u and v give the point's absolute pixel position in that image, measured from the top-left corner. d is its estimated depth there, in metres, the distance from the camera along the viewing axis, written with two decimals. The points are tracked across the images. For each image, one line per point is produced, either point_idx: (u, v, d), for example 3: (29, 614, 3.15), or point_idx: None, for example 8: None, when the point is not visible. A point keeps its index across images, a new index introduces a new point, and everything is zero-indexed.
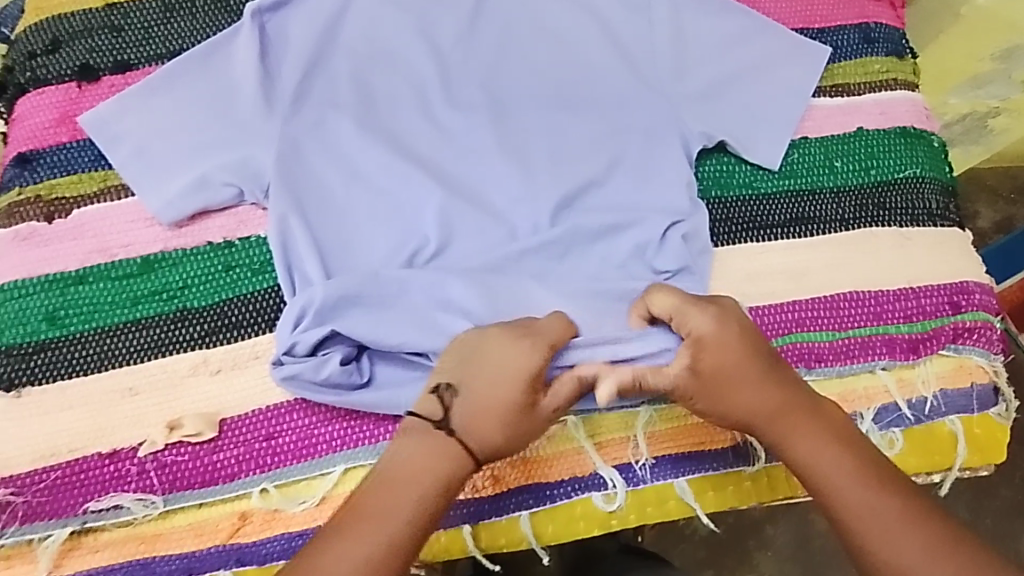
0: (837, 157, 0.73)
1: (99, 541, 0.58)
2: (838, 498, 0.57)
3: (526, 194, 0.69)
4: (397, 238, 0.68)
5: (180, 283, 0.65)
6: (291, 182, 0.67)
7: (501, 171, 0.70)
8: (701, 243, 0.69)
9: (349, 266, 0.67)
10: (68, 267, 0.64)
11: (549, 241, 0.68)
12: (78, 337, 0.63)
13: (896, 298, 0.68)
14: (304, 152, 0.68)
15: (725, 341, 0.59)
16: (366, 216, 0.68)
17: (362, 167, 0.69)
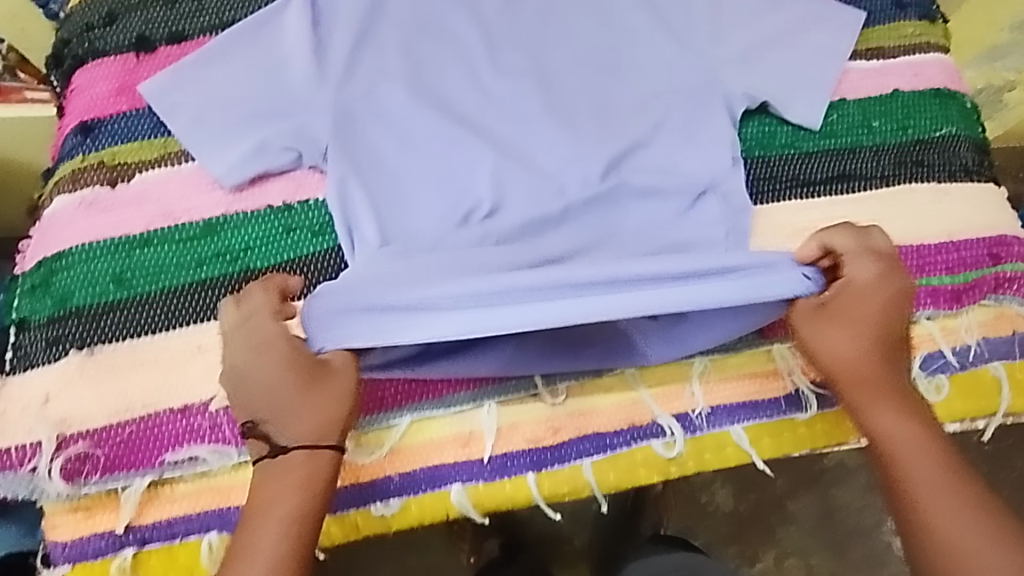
0: (875, 117, 0.75)
1: (175, 492, 0.59)
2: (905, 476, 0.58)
3: (574, 156, 0.71)
4: (447, 205, 0.69)
5: (244, 244, 0.66)
6: (350, 148, 0.68)
7: (549, 135, 0.72)
8: (740, 200, 0.70)
9: (405, 225, 0.68)
10: (134, 230, 0.66)
11: (592, 201, 0.70)
12: (146, 298, 0.64)
13: (937, 251, 0.70)
14: (361, 117, 0.70)
15: (869, 297, 0.60)
16: (418, 181, 0.69)
17: (414, 132, 0.71)
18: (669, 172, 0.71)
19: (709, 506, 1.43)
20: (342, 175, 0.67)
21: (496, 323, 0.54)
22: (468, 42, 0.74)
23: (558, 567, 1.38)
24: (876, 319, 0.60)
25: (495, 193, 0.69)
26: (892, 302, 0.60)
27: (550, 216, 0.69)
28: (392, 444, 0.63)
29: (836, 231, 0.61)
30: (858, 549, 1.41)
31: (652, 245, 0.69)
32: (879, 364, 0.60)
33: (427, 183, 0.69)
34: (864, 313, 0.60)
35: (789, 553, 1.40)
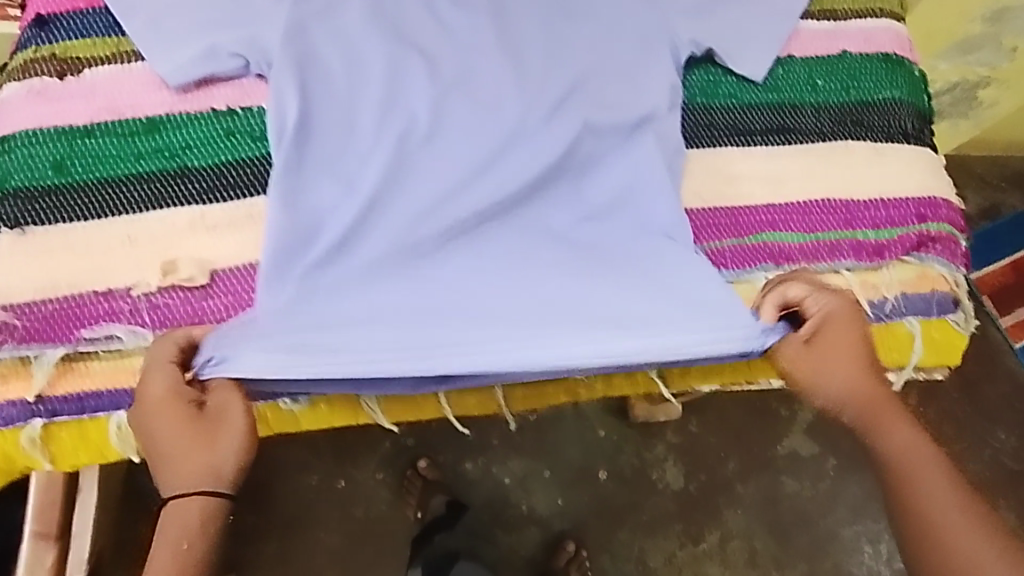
0: (820, 75, 0.75)
1: (89, 369, 0.61)
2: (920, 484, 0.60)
3: (513, 91, 0.71)
4: (383, 143, 0.68)
5: (182, 143, 0.68)
6: (299, 61, 0.68)
7: (491, 68, 0.71)
8: (677, 143, 0.72)
9: (346, 150, 0.68)
10: (77, 121, 0.67)
11: (531, 137, 0.70)
12: (82, 185, 0.65)
13: (866, 207, 0.71)
14: (316, 34, 0.69)
15: (849, 324, 0.64)
16: (357, 109, 0.69)
17: (363, 52, 0.70)
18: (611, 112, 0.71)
19: (659, 483, 1.41)
20: (286, 94, 0.67)
21: (437, 332, 0.63)
22: None
23: (503, 528, 1.37)
24: (861, 342, 0.64)
25: (432, 123, 0.69)
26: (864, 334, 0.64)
27: (486, 149, 0.69)
28: None
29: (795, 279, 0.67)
30: (801, 538, 1.41)
31: (584, 183, 0.71)
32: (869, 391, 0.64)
33: (365, 113, 0.69)
34: (849, 340, 0.64)
35: (734, 535, 1.40)
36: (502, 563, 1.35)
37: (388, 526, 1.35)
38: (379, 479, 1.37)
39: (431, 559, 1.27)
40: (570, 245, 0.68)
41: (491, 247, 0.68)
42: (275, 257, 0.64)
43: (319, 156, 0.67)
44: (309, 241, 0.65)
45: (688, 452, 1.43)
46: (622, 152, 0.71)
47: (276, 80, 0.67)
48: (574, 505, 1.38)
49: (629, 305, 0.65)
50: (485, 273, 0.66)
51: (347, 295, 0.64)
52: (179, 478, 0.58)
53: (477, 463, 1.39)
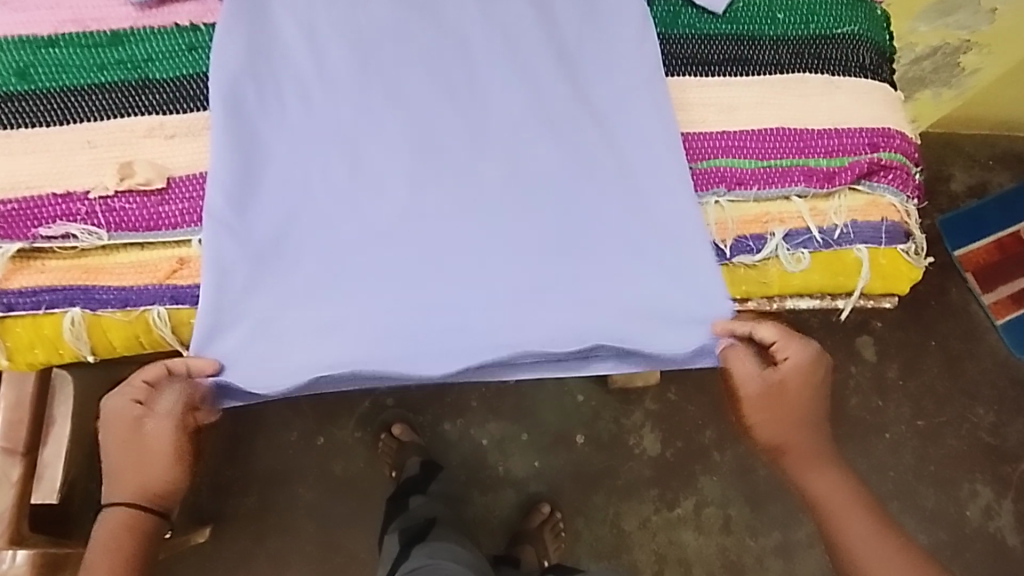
0: (779, 9, 0.76)
1: (45, 266, 0.63)
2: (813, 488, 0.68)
3: (463, 65, 0.70)
4: (342, 140, 0.67)
5: (145, 56, 0.69)
6: (250, 41, 0.68)
7: (444, 41, 0.71)
8: (649, 70, 0.71)
9: (306, 73, 0.69)
10: (42, 32, 0.68)
11: (489, 119, 0.69)
12: (44, 92, 0.67)
13: (819, 136, 0.71)
14: (267, 23, 0.70)
15: (809, 376, 0.67)
16: (312, 97, 0.68)
17: (317, 30, 0.70)
18: (569, 48, 0.72)
19: (636, 449, 1.39)
20: (241, 89, 0.67)
21: (393, 271, 0.65)
22: None
23: (480, 490, 1.36)
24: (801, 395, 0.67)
25: (387, 107, 0.68)
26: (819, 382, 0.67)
27: (445, 135, 0.68)
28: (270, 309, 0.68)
29: (767, 322, 0.66)
30: (777, 506, 1.39)
31: (549, 153, 0.69)
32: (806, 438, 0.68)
33: (322, 102, 0.68)
34: (804, 391, 0.67)
35: (709, 501, 1.38)
36: (477, 524, 1.35)
37: (363, 483, 1.33)
38: (358, 438, 1.35)
39: (406, 524, 1.22)
40: (536, 242, 0.67)
41: (464, 248, 0.66)
42: (229, 201, 0.64)
43: (278, 151, 0.67)
44: (269, 248, 0.65)
45: (668, 419, 1.41)
46: (579, 89, 0.71)
47: (223, 66, 0.67)
48: (550, 468, 1.37)
49: (602, 301, 0.66)
50: (444, 209, 0.67)
51: (308, 229, 0.66)
52: (122, 488, 0.63)
53: (456, 424, 1.38)
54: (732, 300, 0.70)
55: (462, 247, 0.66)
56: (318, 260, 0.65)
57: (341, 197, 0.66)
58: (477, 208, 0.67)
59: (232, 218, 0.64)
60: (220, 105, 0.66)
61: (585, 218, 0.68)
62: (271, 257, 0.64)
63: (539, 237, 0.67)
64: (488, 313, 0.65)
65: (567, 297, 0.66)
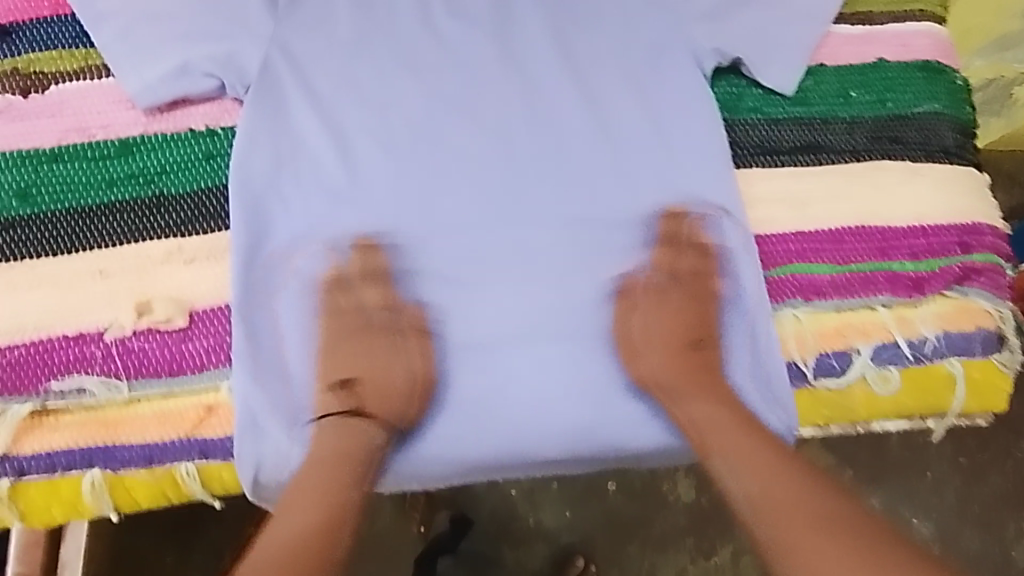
0: (852, 86, 0.69)
1: (59, 422, 0.56)
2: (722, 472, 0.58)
3: (507, 170, 0.65)
4: (376, 261, 0.62)
5: (158, 167, 0.62)
6: (276, 152, 0.63)
7: (487, 144, 0.65)
8: (718, 166, 0.65)
9: (334, 182, 0.63)
10: (44, 143, 0.62)
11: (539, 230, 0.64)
12: (49, 216, 0.60)
13: (903, 234, 0.65)
14: (292, 133, 0.64)
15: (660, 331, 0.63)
16: (342, 215, 0.62)
17: (347, 137, 0.64)
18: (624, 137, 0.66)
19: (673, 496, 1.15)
20: (266, 212, 0.62)
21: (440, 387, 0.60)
22: None
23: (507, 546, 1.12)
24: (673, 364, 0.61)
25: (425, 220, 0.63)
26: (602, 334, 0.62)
27: (490, 252, 0.63)
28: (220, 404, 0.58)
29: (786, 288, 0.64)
30: None
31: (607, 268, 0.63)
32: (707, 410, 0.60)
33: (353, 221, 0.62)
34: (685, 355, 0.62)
35: None
36: None
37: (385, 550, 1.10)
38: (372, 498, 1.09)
39: None
40: (600, 369, 0.61)
41: (517, 385, 0.61)
42: (259, 339, 0.59)
43: (310, 279, 0.61)
44: (304, 389, 0.59)
45: None
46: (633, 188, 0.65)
47: (246, 188, 0.62)
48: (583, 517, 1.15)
49: (673, 431, 0.62)
50: (493, 332, 0.62)
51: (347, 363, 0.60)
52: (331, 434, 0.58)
53: None
54: (815, 425, 0.64)
55: (517, 385, 0.61)
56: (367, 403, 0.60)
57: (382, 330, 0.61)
58: (529, 333, 0.62)
59: (260, 356, 0.59)
60: (246, 230, 0.61)
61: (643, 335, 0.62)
62: (311, 402, 0.59)
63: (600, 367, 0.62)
64: (548, 457, 0.61)
65: (637, 431, 0.62)
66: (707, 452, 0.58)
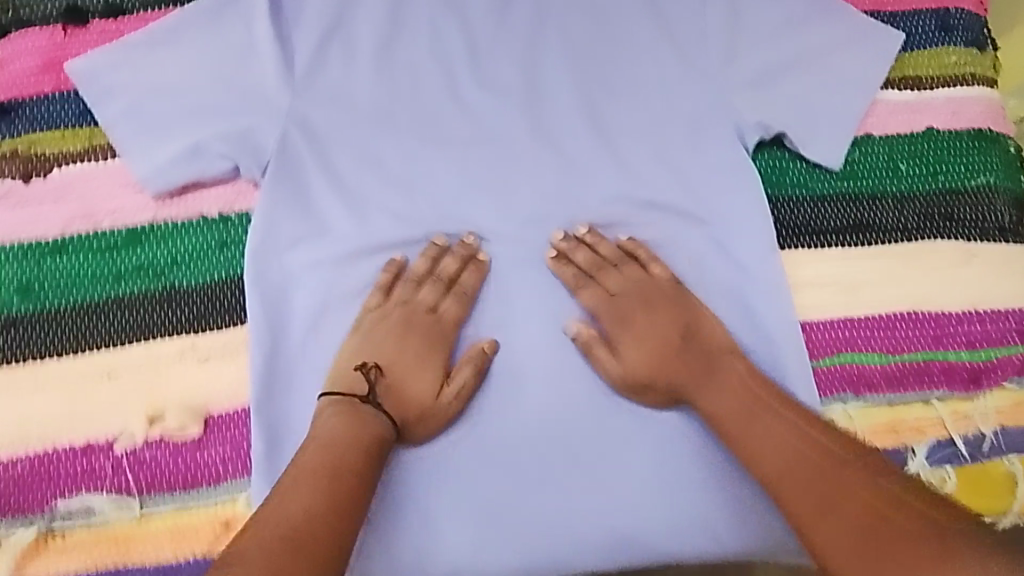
0: (902, 158, 0.65)
1: (66, 543, 0.53)
2: (754, 451, 0.53)
3: (538, 257, 0.63)
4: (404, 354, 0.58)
5: (169, 258, 0.59)
6: (298, 238, 0.60)
7: (516, 229, 0.63)
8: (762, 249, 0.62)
9: (361, 276, 0.61)
10: (46, 234, 0.58)
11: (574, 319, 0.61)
12: (53, 314, 0.57)
13: (958, 322, 0.61)
14: (315, 217, 0.61)
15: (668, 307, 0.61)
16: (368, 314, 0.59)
17: (374, 223, 0.61)
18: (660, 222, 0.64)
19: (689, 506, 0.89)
20: (286, 307, 0.59)
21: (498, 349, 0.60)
22: (448, 49, 0.66)
23: None
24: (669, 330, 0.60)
25: (458, 315, 0.60)
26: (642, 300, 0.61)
27: (525, 346, 0.61)
28: (236, 518, 0.54)
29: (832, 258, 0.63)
30: None
31: (639, 362, 0.59)
32: (722, 393, 0.56)
33: (377, 321, 0.59)
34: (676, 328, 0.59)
35: None
36: None
37: None
38: None
39: None
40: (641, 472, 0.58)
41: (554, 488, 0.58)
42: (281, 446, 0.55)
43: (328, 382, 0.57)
44: None
45: None
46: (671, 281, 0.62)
47: (264, 283, 0.58)
48: None
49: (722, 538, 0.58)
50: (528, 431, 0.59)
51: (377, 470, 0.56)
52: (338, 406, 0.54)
53: None
54: None
55: (556, 489, 0.58)
56: (393, 520, 0.57)
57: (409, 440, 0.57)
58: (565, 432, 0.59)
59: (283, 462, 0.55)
60: (266, 324, 0.57)
61: (691, 338, 0.59)
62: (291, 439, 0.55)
63: (644, 469, 0.58)
64: (587, 569, 0.58)
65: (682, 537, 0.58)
66: (727, 429, 0.55)
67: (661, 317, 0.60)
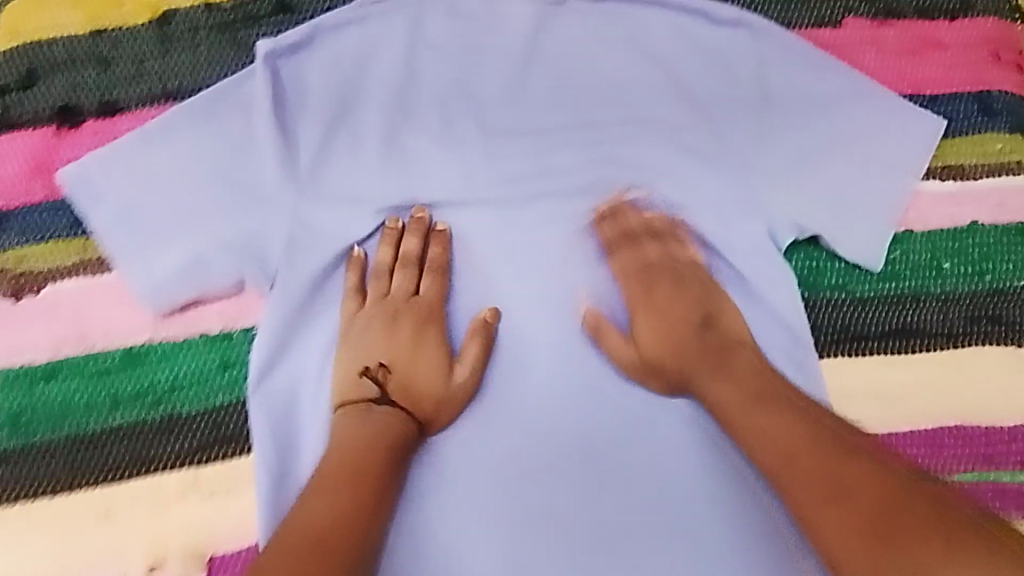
0: (945, 256, 0.62)
1: None
2: (751, 434, 0.48)
3: (561, 363, 0.58)
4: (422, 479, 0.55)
5: (167, 381, 0.55)
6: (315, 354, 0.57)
7: (536, 333, 0.59)
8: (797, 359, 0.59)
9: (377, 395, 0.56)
10: (37, 359, 0.55)
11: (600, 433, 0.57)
12: (44, 447, 0.53)
13: (1008, 438, 0.58)
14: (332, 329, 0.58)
15: (679, 289, 0.58)
16: (360, 321, 0.57)
17: None
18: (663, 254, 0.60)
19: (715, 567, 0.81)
20: (299, 426, 0.55)
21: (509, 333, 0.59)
22: (462, 138, 0.62)
23: None
24: (680, 309, 0.57)
25: (480, 357, 0.57)
26: (648, 278, 0.59)
27: (549, 466, 0.56)
28: None
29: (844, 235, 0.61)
30: None
31: (649, 345, 0.56)
32: (725, 377, 0.52)
33: (371, 325, 0.57)
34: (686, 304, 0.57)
35: None
36: None
37: None
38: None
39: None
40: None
41: None
42: None
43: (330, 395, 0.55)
44: None
45: None
46: (672, 268, 0.59)
47: (274, 405, 0.55)
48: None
49: None
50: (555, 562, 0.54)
51: None
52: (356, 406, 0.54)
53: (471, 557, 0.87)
54: None
55: None
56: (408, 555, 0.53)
57: (429, 549, 0.54)
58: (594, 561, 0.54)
59: None
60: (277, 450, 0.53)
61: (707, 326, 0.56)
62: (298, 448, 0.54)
63: None
64: None
65: None
66: (723, 414, 0.50)
67: (673, 301, 0.58)
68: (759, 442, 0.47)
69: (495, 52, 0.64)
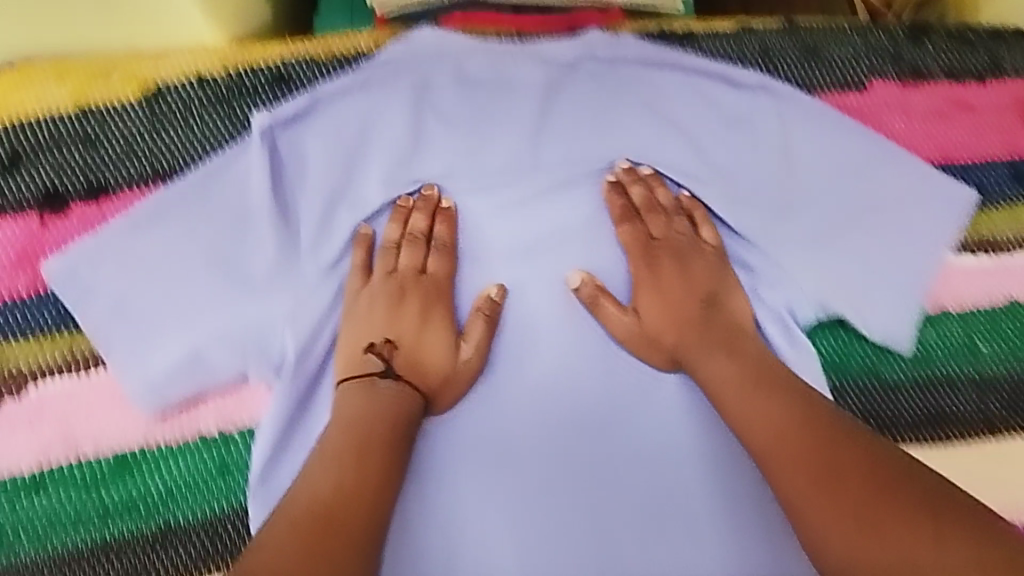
0: (980, 336, 0.59)
1: None
2: (748, 420, 0.49)
3: (579, 455, 0.55)
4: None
5: (159, 489, 0.52)
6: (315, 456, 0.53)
7: (552, 426, 0.55)
8: None
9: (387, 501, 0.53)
10: (23, 471, 0.52)
11: (619, 521, 0.54)
12: (33, 565, 0.51)
13: None
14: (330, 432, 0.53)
15: (693, 269, 0.57)
16: (362, 300, 0.55)
17: None
18: (670, 225, 0.58)
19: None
20: None
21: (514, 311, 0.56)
22: (469, 210, 0.58)
23: None
24: (686, 290, 0.56)
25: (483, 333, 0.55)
26: (654, 256, 0.57)
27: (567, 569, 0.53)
28: None
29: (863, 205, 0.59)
30: None
31: (651, 323, 0.55)
32: (724, 362, 0.52)
33: (374, 303, 0.55)
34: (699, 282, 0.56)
35: None
36: None
37: None
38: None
39: None
40: None
41: None
42: None
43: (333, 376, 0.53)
44: None
45: None
46: (685, 250, 0.57)
47: None
48: None
49: None
50: None
51: None
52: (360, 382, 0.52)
53: None
54: None
55: None
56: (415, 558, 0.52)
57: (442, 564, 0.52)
58: None
59: None
60: None
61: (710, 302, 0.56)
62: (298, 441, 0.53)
63: None
64: None
65: None
66: (723, 399, 0.52)
67: (677, 282, 0.56)
68: (754, 430, 0.49)
69: (503, 116, 0.59)
